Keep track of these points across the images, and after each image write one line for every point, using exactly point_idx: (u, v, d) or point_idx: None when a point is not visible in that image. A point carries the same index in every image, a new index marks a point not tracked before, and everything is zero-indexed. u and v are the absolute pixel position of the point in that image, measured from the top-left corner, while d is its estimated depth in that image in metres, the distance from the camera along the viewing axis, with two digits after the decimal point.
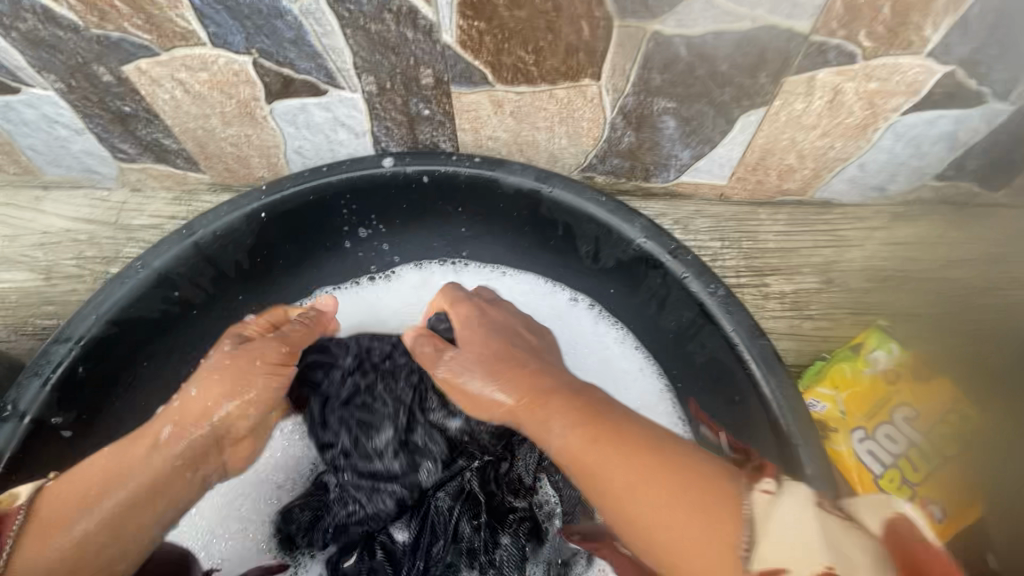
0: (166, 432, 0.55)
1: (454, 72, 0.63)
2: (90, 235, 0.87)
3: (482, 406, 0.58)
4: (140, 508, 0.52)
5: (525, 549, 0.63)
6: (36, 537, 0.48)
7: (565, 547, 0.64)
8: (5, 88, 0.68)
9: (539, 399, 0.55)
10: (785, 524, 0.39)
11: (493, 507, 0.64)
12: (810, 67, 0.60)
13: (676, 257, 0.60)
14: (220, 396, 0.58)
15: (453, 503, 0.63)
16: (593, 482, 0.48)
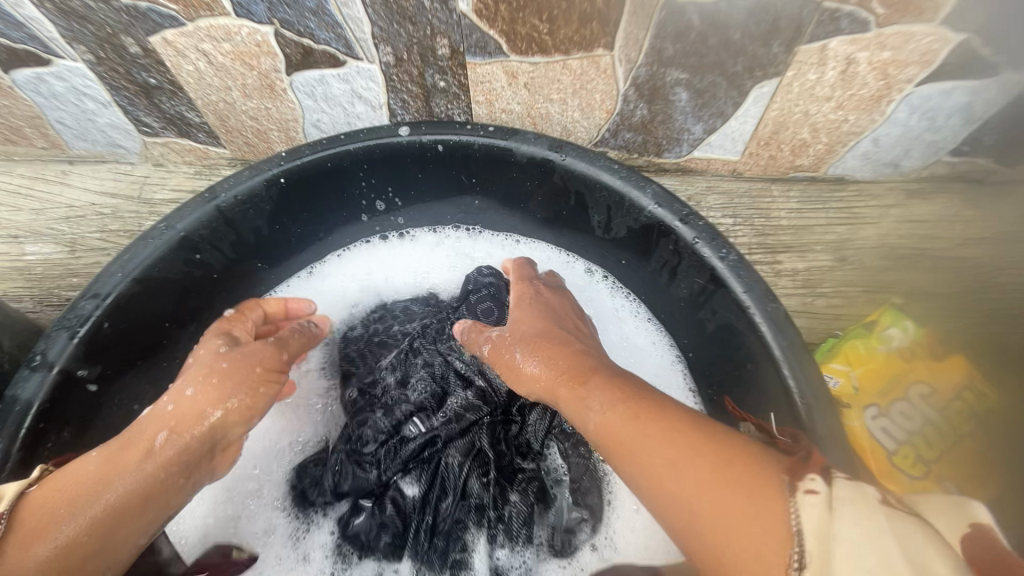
0: (160, 438, 0.54)
1: (469, 42, 0.64)
2: (114, 209, 0.90)
3: (524, 380, 0.60)
4: (131, 516, 0.50)
5: (533, 509, 0.63)
6: (17, 545, 0.45)
7: (569, 513, 0.63)
8: (37, 60, 0.71)
9: (579, 378, 0.55)
10: (851, 537, 0.35)
11: (501, 466, 0.64)
12: (822, 35, 0.60)
13: (688, 223, 0.60)
14: (217, 400, 0.57)
15: (464, 460, 0.64)
16: (631, 457, 0.47)
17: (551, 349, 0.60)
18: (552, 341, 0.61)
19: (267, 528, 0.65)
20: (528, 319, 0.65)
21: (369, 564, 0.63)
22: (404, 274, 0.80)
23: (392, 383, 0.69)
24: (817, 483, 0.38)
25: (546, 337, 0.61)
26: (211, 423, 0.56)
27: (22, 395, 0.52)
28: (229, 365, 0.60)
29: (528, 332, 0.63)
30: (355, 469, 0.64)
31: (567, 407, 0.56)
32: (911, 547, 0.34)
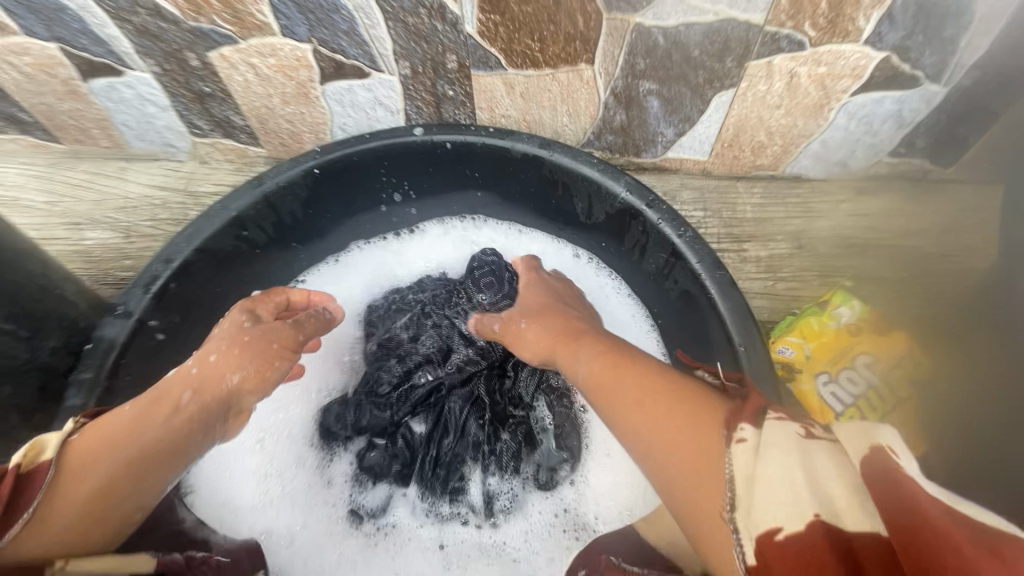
0: (184, 398, 0.62)
1: (473, 57, 0.77)
2: (163, 201, 1.03)
3: (525, 343, 0.74)
4: (152, 465, 0.58)
5: (520, 447, 0.78)
6: (58, 486, 0.52)
7: (553, 455, 0.77)
8: (113, 71, 0.84)
9: (571, 337, 0.69)
10: (776, 473, 0.40)
11: (496, 411, 0.79)
12: (767, 53, 0.72)
13: (653, 207, 0.72)
14: (234, 367, 0.66)
15: (464, 404, 0.79)
16: (609, 402, 0.58)
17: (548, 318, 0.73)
18: (548, 312, 0.74)
19: (298, 459, 0.79)
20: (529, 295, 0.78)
21: (383, 488, 0.78)
22: (416, 258, 0.92)
23: (405, 338, 0.82)
24: (745, 431, 0.44)
25: (545, 309, 0.75)
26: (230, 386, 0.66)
27: (108, 334, 0.67)
28: (249, 338, 0.69)
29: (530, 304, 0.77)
30: (373, 409, 0.79)
31: (561, 363, 0.69)
32: (820, 478, 0.39)
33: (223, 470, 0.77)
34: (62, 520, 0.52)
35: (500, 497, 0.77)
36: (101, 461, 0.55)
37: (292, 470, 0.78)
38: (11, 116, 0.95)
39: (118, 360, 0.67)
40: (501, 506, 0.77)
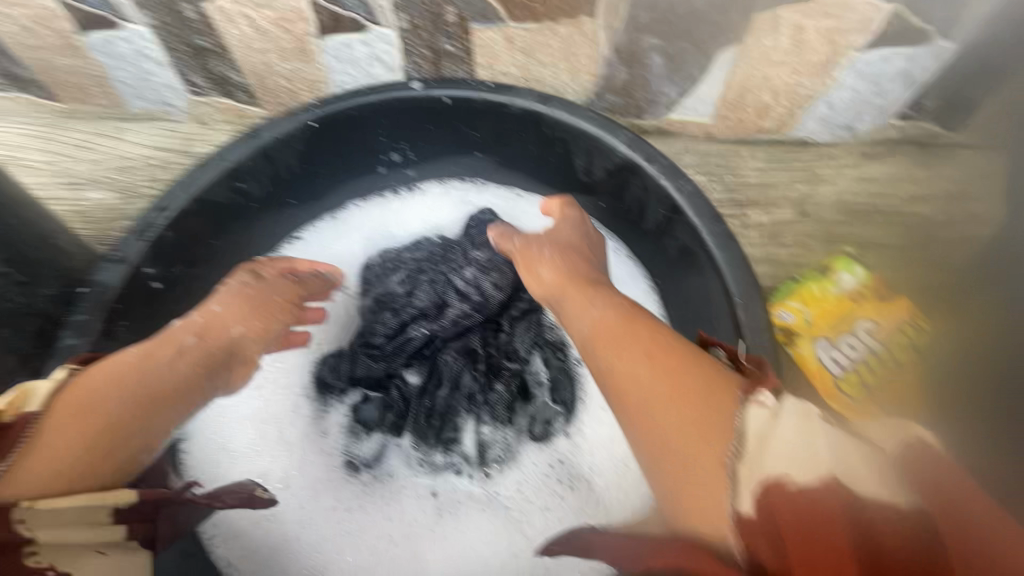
0: (188, 341, 0.68)
1: (473, 9, 0.75)
2: (164, 161, 1.04)
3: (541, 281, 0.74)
4: (160, 403, 0.64)
5: (515, 399, 0.78)
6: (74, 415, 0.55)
7: (547, 408, 0.78)
8: (108, 24, 0.83)
9: (585, 286, 0.69)
10: (786, 438, 0.46)
11: (490, 364, 0.80)
12: (775, 4, 0.70)
13: (653, 161, 0.71)
14: (235, 316, 0.72)
15: (458, 357, 0.79)
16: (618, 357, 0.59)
17: (570, 264, 0.73)
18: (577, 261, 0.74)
19: (294, 408, 0.80)
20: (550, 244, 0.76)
21: (376, 439, 0.78)
22: (414, 218, 0.91)
23: (400, 293, 0.82)
24: (766, 398, 0.49)
25: (572, 260, 0.73)
26: (231, 335, 0.71)
27: (104, 280, 0.66)
28: (251, 290, 0.74)
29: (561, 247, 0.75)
30: (368, 361, 0.79)
31: (570, 304, 0.68)
32: (837, 448, 0.45)
33: (222, 416, 0.79)
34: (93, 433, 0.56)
35: (493, 447, 0.77)
36: (112, 393, 0.59)
37: (289, 418, 0.80)
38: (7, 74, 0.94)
39: (114, 308, 0.67)
40: (494, 455, 0.77)
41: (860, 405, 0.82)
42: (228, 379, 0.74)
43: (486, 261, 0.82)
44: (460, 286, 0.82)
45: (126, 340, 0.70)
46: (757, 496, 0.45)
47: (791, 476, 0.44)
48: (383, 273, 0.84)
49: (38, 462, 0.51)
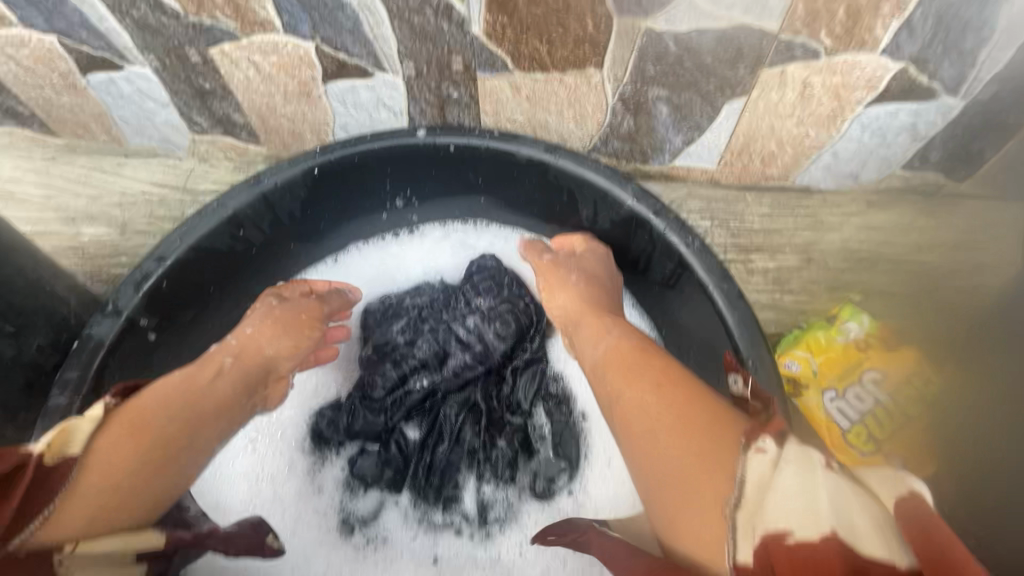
0: (227, 361, 0.69)
1: (480, 59, 0.75)
2: (161, 197, 1.02)
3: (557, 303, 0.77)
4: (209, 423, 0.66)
5: (517, 455, 0.76)
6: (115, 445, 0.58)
7: (551, 464, 0.75)
8: (113, 66, 0.83)
9: (601, 316, 0.71)
10: (784, 495, 0.43)
11: (492, 418, 0.78)
12: (781, 61, 0.71)
13: (660, 216, 0.70)
14: (268, 337, 0.72)
15: (460, 411, 0.77)
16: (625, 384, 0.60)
17: (589, 292, 0.74)
18: (599, 292, 0.75)
19: (290, 464, 0.78)
20: (564, 272, 0.77)
21: (374, 496, 0.76)
22: (415, 262, 0.90)
23: (400, 342, 0.80)
24: (766, 444, 0.48)
25: (594, 289, 0.75)
26: (267, 356, 0.72)
27: (96, 333, 0.65)
28: (279, 313, 0.74)
29: (588, 275, 0.76)
30: (366, 414, 0.77)
31: (585, 330, 0.71)
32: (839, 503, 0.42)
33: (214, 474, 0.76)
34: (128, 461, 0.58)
35: (494, 506, 0.75)
36: (155, 418, 0.61)
37: (284, 474, 0.77)
38: (8, 109, 0.94)
39: (104, 361, 0.65)
40: (495, 514, 0.75)
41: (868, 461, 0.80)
42: (265, 396, 0.74)
43: (489, 310, 0.81)
44: (462, 335, 0.80)
45: None
46: (757, 545, 0.42)
47: (792, 532, 0.41)
48: (382, 319, 0.83)
49: (82, 502, 0.54)
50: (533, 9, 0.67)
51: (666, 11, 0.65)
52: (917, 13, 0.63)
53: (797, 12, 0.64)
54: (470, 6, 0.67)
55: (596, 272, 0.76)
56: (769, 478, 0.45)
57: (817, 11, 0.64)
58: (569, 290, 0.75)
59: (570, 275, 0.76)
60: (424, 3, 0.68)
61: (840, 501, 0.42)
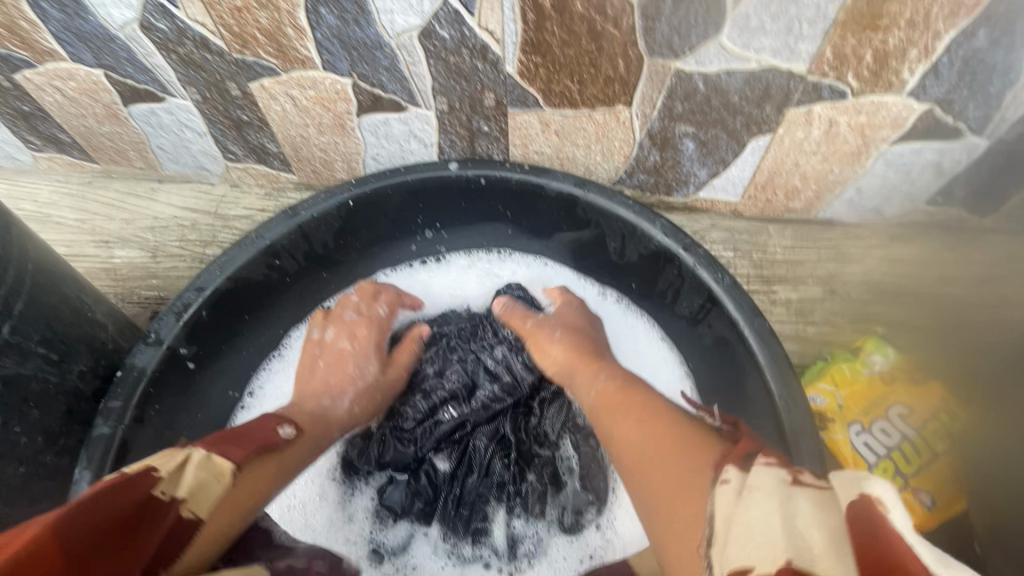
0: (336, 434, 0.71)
1: (512, 96, 0.78)
2: (193, 222, 1.02)
3: (551, 358, 0.73)
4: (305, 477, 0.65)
5: (547, 488, 0.77)
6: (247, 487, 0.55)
7: (580, 497, 0.76)
8: (155, 98, 0.86)
9: (592, 359, 0.69)
10: (751, 524, 0.34)
11: (521, 451, 0.79)
12: (808, 101, 0.72)
13: (690, 251, 0.72)
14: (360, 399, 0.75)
15: (489, 443, 0.78)
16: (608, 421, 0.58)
17: (574, 338, 0.73)
18: (584, 339, 0.73)
19: (321, 492, 0.78)
20: (555, 326, 0.76)
21: (404, 526, 0.77)
22: (441, 291, 0.92)
23: (431, 373, 0.83)
24: (731, 473, 0.41)
25: (578, 338, 0.73)
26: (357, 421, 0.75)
27: (138, 363, 0.66)
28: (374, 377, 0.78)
29: (568, 326, 0.76)
30: (397, 445, 0.78)
31: (577, 380, 0.68)
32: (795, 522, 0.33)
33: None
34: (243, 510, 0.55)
35: (525, 540, 0.76)
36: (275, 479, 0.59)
37: (315, 503, 0.78)
38: (49, 136, 0.97)
39: (146, 390, 0.66)
40: (525, 549, 0.76)
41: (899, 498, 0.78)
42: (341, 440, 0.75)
43: (517, 341, 0.83)
44: (491, 366, 0.82)
45: (155, 422, 0.69)
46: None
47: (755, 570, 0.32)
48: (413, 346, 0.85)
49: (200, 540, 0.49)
50: (566, 50, 0.70)
51: (695, 52, 0.68)
52: (943, 58, 0.65)
53: (825, 56, 0.66)
54: (506, 47, 0.71)
55: (575, 322, 0.77)
56: (732, 507, 0.38)
57: (843, 55, 0.66)
58: (562, 340, 0.74)
59: (552, 332, 0.75)
60: (460, 44, 0.71)
61: (796, 523, 0.33)
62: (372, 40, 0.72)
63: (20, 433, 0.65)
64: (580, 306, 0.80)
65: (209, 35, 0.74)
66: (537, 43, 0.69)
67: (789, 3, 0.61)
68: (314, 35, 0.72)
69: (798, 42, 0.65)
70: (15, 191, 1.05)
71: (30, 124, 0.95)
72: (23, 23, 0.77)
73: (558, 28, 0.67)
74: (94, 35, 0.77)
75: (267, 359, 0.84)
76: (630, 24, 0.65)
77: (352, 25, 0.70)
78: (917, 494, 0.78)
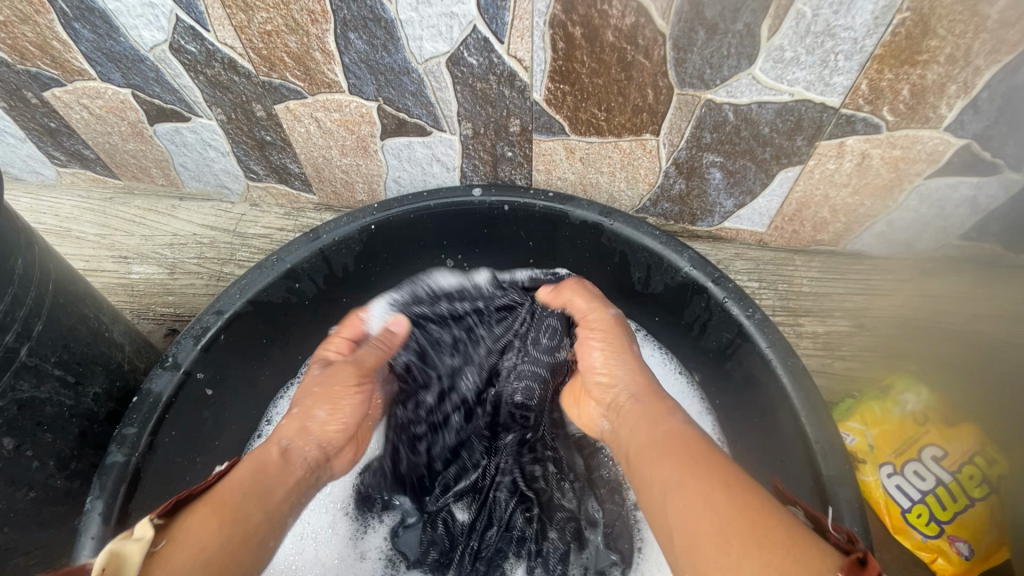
0: (283, 445, 0.65)
1: (538, 123, 0.77)
2: (211, 240, 1.01)
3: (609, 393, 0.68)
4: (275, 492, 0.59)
5: (570, 547, 0.74)
6: (203, 515, 0.53)
7: (602, 557, 0.73)
8: (180, 118, 0.87)
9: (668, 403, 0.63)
10: None
11: (543, 503, 0.76)
12: (841, 134, 0.71)
13: (719, 284, 0.70)
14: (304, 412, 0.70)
15: (510, 497, 0.76)
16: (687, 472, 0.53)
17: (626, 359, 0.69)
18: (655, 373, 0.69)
19: (332, 526, 0.78)
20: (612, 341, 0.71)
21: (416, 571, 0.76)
22: None
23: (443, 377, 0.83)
24: None
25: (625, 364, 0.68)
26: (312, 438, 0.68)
27: (155, 388, 0.65)
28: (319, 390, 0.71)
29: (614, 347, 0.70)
30: (416, 481, 0.78)
31: (644, 416, 0.62)
32: None
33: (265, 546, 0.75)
34: (206, 530, 0.52)
35: None
36: (246, 497, 0.56)
37: (326, 535, 0.77)
38: (74, 152, 0.98)
39: (161, 416, 0.65)
40: None
41: (933, 545, 0.75)
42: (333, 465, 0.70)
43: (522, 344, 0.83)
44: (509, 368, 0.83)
45: (169, 450, 0.67)
46: None
47: None
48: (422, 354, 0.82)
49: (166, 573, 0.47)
50: (595, 79, 0.69)
51: (726, 84, 0.67)
52: (983, 94, 0.63)
53: (860, 90, 0.65)
54: (534, 75, 0.70)
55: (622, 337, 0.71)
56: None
57: (880, 89, 0.64)
58: (610, 356, 0.70)
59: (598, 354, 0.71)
60: (488, 71, 0.71)
61: None
62: (399, 65, 0.72)
63: (32, 458, 0.64)
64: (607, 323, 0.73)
65: (237, 58, 0.75)
66: (566, 72, 0.69)
67: (826, 36, 0.60)
68: (342, 60, 0.73)
69: (833, 75, 0.64)
70: (36, 205, 1.05)
71: (55, 140, 0.95)
72: (55, 44, 0.78)
73: (587, 57, 0.66)
74: (124, 56, 0.77)
75: (286, 387, 0.84)
76: (661, 54, 0.65)
77: (380, 51, 0.70)
78: (953, 543, 0.75)
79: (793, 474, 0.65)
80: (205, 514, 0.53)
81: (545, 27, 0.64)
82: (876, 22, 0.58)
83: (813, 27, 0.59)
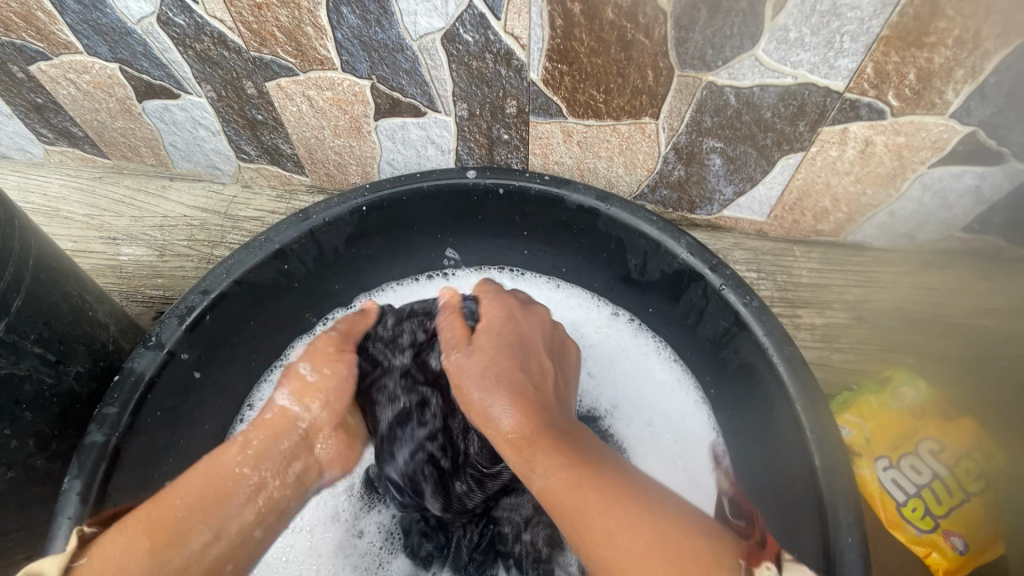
0: (247, 437, 0.65)
1: (534, 104, 0.76)
2: (202, 221, 0.99)
3: (489, 422, 0.61)
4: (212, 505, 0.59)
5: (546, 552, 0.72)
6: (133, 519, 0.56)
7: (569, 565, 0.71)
8: (170, 94, 0.85)
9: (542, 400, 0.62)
10: None
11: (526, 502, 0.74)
12: (844, 120, 0.69)
13: (717, 271, 0.68)
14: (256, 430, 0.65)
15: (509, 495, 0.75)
16: (576, 519, 0.52)
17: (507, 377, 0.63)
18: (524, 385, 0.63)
19: (333, 514, 0.79)
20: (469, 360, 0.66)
21: (405, 563, 0.77)
22: None
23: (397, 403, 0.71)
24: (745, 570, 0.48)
25: (514, 381, 0.63)
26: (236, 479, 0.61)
27: (137, 367, 0.64)
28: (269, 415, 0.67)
29: (501, 363, 0.65)
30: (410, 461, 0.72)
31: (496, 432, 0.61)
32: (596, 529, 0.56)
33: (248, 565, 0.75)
34: (124, 550, 0.53)
35: None
36: (175, 492, 0.58)
37: (324, 527, 0.78)
38: (62, 130, 0.96)
39: (143, 396, 0.64)
40: None
41: (928, 540, 0.74)
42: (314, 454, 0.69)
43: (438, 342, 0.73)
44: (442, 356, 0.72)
45: (151, 430, 0.67)
46: None
47: None
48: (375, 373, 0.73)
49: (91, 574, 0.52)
50: (593, 59, 0.67)
51: (727, 65, 0.65)
52: (990, 79, 0.61)
53: (865, 74, 0.63)
54: (531, 54, 0.68)
55: (478, 332, 0.69)
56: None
57: (885, 73, 0.63)
58: (478, 358, 0.66)
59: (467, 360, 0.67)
60: (484, 49, 0.69)
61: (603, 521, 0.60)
62: (393, 42, 0.70)
63: (10, 437, 0.63)
64: (500, 301, 0.72)
65: (227, 33, 0.73)
66: (564, 50, 0.67)
67: (831, 15, 0.58)
68: (334, 35, 0.71)
69: (838, 57, 0.62)
70: (24, 184, 1.03)
71: (43, 117, 0.93)
72: (41, 14, 0.75)
73: (586, 35, 0.65)
74: (111, 28, 0.75)
75: (269, 369, 0.82)
76: (662, 33, 0.63)
77: (374, 27, 0.69)
78: (949, 537, 0.73)
79: (788, 467, 0.64)
80: (129, 524, 0.55)
81: (542, 3, 0.62)
82: (883, 2, 0.56)
83: (818, 6, 0.58)
